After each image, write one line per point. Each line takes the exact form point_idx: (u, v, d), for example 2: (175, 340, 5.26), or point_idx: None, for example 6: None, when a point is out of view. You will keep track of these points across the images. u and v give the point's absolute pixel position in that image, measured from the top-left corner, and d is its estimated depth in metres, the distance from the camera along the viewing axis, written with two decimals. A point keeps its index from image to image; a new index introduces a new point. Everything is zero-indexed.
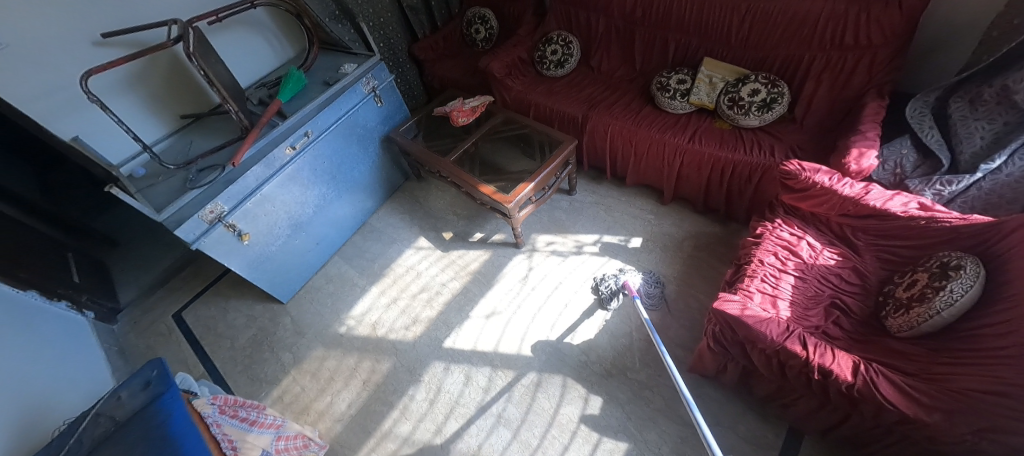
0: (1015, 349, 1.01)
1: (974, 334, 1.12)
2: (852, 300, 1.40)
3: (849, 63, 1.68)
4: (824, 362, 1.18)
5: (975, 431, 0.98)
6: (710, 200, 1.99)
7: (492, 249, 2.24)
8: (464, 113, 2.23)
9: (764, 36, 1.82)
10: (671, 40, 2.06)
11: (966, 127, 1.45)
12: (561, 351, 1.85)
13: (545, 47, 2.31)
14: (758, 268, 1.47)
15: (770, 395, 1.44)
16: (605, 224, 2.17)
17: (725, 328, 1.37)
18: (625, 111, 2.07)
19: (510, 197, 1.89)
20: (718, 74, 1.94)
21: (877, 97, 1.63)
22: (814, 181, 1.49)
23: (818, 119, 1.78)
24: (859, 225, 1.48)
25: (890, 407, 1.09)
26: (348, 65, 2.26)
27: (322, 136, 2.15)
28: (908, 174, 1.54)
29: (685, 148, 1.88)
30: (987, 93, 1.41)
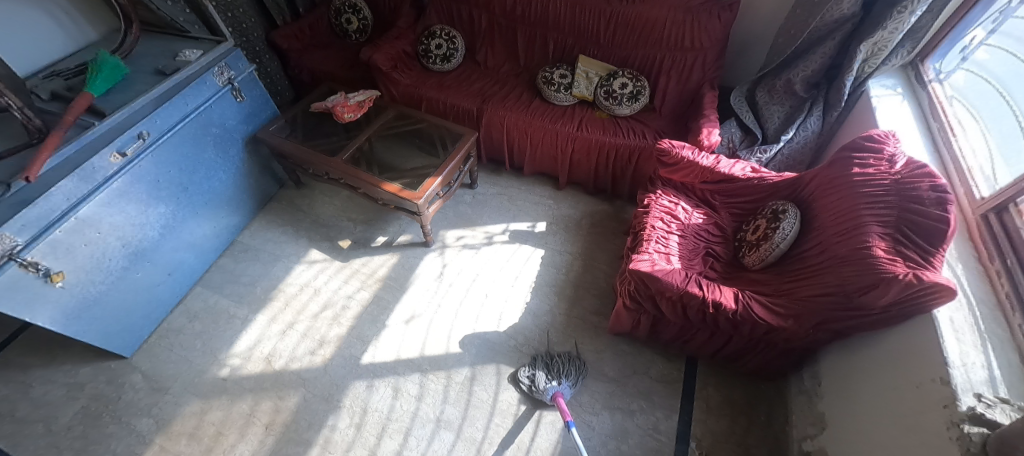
0: (827, 260, 1.38)
1: (801, 256, 1.51)
2: (719, 248, 1.75)
3: (690, 62, 2.06)
4: (715, 296, 1.45)
5: (815, 325, 1.37)
6: (599, 182, 2.23)
7: (399, 252, 2.12)
8: (350, 109, 2.04)
9: (625, 36, 2.11)
10: (550, 38, 2.24)
11: (769, 111, 1.95)
12: (490, 341, 1.83)
13: (428, 40, 2.27)
14: (652, 232, 1.70)
15: (675, 337, 1.69)
16: (510, 213, 2.25)
17: (639, 284, 1.55)
18: (516, 103, 2.17)
19: (418, 192, 1.79)
20: (592, 69, 2.18)
21: (710, 87, 2.06)
22: (682, 156, 1.82)
23: (672, 107, 2.16)
24: (715, 188, 1.84)
25: (761, 322, 1.40)
26: (189, 51, 1.87)
27: (164, 138, 1.72)
28: (737, 147, 1.98)
29: (575, 136, 2.06)
30: (778, 84, 1.91)
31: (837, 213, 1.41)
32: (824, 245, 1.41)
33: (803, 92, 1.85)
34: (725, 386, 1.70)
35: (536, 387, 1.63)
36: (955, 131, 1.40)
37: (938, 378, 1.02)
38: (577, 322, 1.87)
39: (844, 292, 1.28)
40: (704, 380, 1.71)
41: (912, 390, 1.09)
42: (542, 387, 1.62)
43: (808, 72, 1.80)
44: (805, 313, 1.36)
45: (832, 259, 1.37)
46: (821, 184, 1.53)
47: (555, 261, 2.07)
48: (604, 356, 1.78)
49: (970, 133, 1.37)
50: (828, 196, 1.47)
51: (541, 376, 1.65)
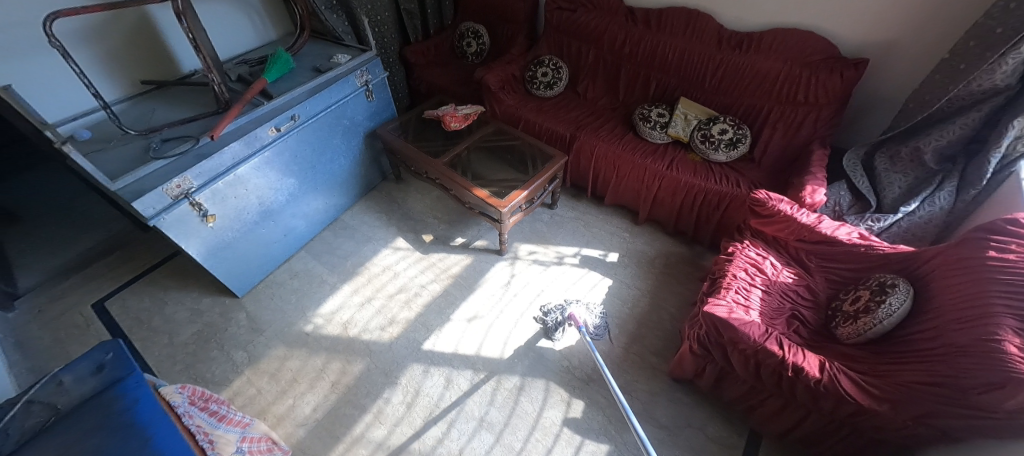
0: (943, 348, 1.22)
1: (908, 338, 1.35)
2: (807, 312, 1.60)
3: (800, 117, 1.98)
4: (797, 360, 1.33)
5: (915, 418, 1.20)
6: (680, 224, 2.19)
7: (474, 255, 2.25)
8: (457, 119, 2.27)
9: (732, 84, 2.09)
10: (653, 78, 2.29)
11: (888, 178, 1.79)
12: (543, 356, 1.86)
13: (536, 68, 2.45)
14: (732, 281, 1.62)
15: (739, 397, 1.56)
16: (584, 238, 2.29)
17: (710, 330, 1.49)
18: (610, 135, 2.24)
19: (504, 201, 1.90)
20: (692, 112, 2.19)
21: (820, 144, 1.95)
22: (779, 209, 1.73)
23: (773, 160, 2.06)
24: (811, 249, 1.71)
25: (849, 399, 1.26)
26: (341, 55, 2.23)
27: (309, 122, 2.05)
28: (845, 211, 1.84)
29: (664, 174, 2.06)
30: (904, 151, 1.75)
31: (961, 297, 1.25)
32: (940, 331, 1.26)
33: (935, 165, 1.68)
34: None
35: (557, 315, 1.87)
36: None
37: None
38: (633, 358, 1.83)
39: (959, 384, 1.14)
40: (766, 453, 1.56)
41: None
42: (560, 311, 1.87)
43: (942, 142, 1.63)
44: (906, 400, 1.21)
45: (949, 348, 1.21)
46: (943, 263, 1.36)
47: (621, 293, 2.05)
48: (657, 400, 1.71)
49: None
50: (951, 277, 1.31)
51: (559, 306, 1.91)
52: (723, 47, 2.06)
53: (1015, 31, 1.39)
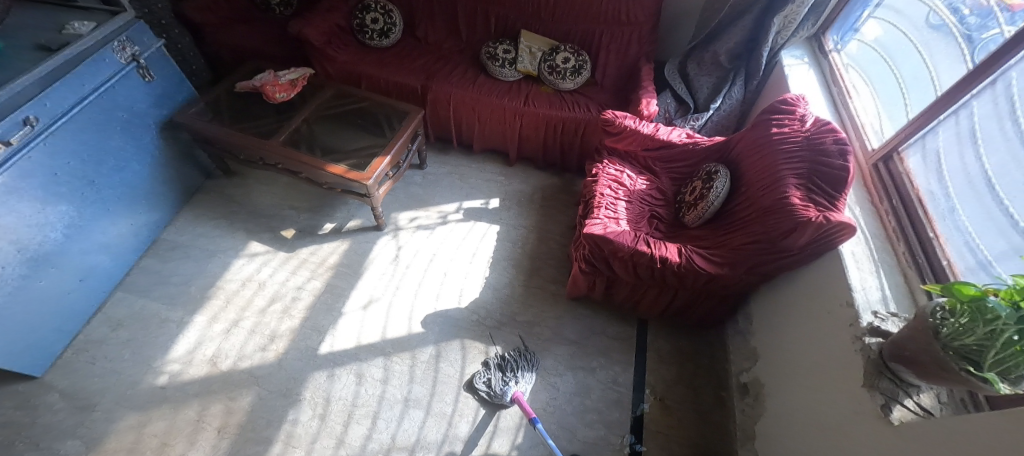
0: (754, 208, 1.42)
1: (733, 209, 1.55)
2: (662, 211, 1.75)
3: (626, 37, 2.15)
4: (662, 252, 1.46)
5: (748, 268, 1.41)
6: (549, 156, 2.28)
7: (350, 237, 2.04)
8: (282, 87, 1.91)
9: (565, 12, 2.14)
10: (491, 14, 2.22)
11: (698, 81, 2.07)
12: (452, 318, 1.83)
13: (363, 14, 2.17)
14: (601, 200, 1.68)
15: (627, 297, 1.73)
16: (461, 191, 2.24)
17: (592, 248, 1.54)
18: (462, 80, 2.14)
19: (367, 173, 1.71)
20: (535, 45, 2.20)
21: (645, 60, 2.17)
22: (625, 124, 1.85)
23: (613, 81, 2.25)
24: (655, 156, 1.86)
25: (701, 271, 1.43)
26: (76, 23, 1.58)
27: (60, 125, 1.49)
28: (672, 115, 2.08)
29: (523, 111, 2.08)
30: (706, 56, 2.03)
31: (762, 165, 1.46)
32: (752, 196, 1.46)
33: (728, 64, 2.00)
34: (674, 337, 1.84)
35: (495, 391, 1.60)
36: (852, 94, 1.59)
37: (844, 301, 1.13)
38: (536, 292, 1.93)
39: (769, 235, 1.33)
40: (656, 334, 1.84)
41: (825, 317, 1.19)
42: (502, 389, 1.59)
43: (730, 44, 1.93)
44: (735, 259, 1.41)
45: (758, 208, 1.40)
46: (748, 141, 1.57)
47: (510, 235, 2.10)
48: (564, 321, 1.85)
49: (863, 95, 1.56)
50: (753, 151, 1.52)
51: (497, 378, 1.62)
52: None
53: None
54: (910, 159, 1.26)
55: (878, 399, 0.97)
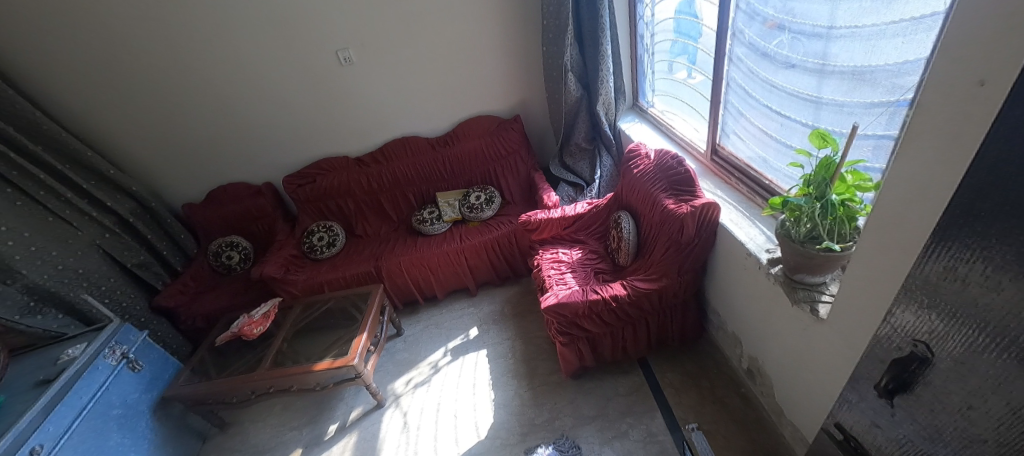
0: (654, 227, 1.74)
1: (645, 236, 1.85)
2: (602, 265, 2.01)
3: (514, 162, 2.70)
4: (610, 292, 1.71)
5: (681, 270, 1.67)
6: (500, 272, 2.56)
7: (355, 429, 1.99)
8: (257, 323, 2.06)
9: (461, 166, 2.69)
10: (408, 192, 2.71)
11: (579, 166, 2.57)
12: (480, 453, 1.78)
13: (310, 237, 2.57)
14: (550, 279, 1.92)
15: (613, 349, 1.88)
16: (442, 336, 2.37)
17: (558, 317, 1.74)
18: (403, 248, 2.50)
19: (350, 355, 1.84)
20: (450, 198, 2.66)
21: (534, 170, 2.69)
22: (539, 218, 2.21)
23: (521, 196, 2.73)
24: (575, 228, 2.19)
25: (646, 291, 1.68)
26: (72, 348, 1.75)
27: (61, 446, 1.53)
28: (575, 195, 2.51)
29: (460, 247, 2.42)
30: (571, 149, 2.58)
31: (643, 195, 1.83)
32: (649, 220, 1.79)
33: (590, 145, 2.53)
34: (676, 365, 1.94)
35: None
36: (675, 126, 2.11)
37: (746, 253, 1.39)
38: (543, 388, 1.99)
39: (674, 238, 1.62)
40: (660, 371, 1.94)
41: (746, 272, 1.43)
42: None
43: (583, 134, 2.49)
44: (666, 269, 1.67)
45: (656, 225, 1.72)
46: (628, 184, 1.96)
47: (498, 352, 2.21)
48: (578, 401, 1.90)
49: (681, 124, 2.09)
50: (634, 189, 1.90)
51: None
52: (436, 149, 2.67)
53: (557, 71, 2.34)
54: (727, 145, 1.69)
55: (806, 307, 1.16)
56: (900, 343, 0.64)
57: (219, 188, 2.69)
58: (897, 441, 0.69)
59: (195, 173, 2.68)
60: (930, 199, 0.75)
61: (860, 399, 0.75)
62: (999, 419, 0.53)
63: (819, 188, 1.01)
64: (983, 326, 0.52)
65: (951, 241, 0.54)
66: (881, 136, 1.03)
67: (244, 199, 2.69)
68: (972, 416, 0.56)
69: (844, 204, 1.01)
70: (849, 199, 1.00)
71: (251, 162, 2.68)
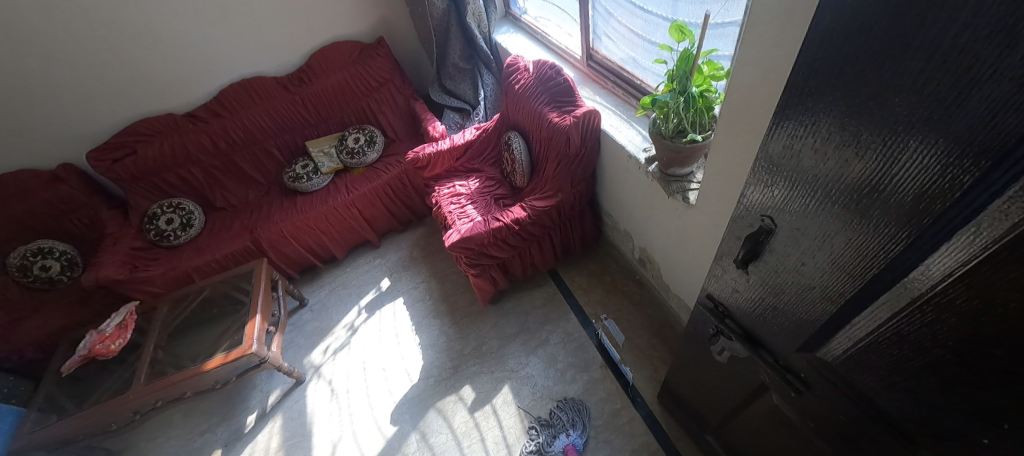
0: (543, 143, 1.73)
1: (535, 155, 1.84)
2: (501, 190, 1.98)
3: (388, 94, 2.45)
4: (511, 216, 1.71)
5: (574, 182, 1.72)
6: (399, 217, 2.43)
7: (280, 410, 1.89)
8: (111, 337, 1.75)
9: (328, 107, 2.37)
10: (272, 147, 2.36)
11: (461, 89, 2.40)
12: (415, 396, 1.81)
13: (155, 222, 2.16)
14: (450, 215, 1.86)
15: (523, 268, 1.94)
16: (352, 295, 2.26)
17: (465, 251, 1.72)
18: (283, 212, 2.23)
19: (247, 343, 1.67)
20: (324, 146, 2.38)
21: (414, 100, 2.48)
22: (427, 153, 2.08)
23: (404, 130, 2.52)
24: (467, 157, 2.10)
25: (543, 209, 1.71)
26: None
27: None
28: (462, 121, 2.38)
29: (350, 199, 2.23)
30: (449, 70, 2.39)
31: (527, 113, 1.79)
32: (537, 137, 1.77)
33: (467, 64, 2.35)
34: (581, 270, 2.08)
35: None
36: (549, 33, 2.03)
37: (628, 157, 1.45)
38: (464, 320, 2.03)
39: (563, 153, 1.62)
40: (568, 278, 2.07)
41: (629, 175, 1.51)
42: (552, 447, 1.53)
43: (458, 51, 2.29)
44: (560, 184, 1.70)
45: (544, 141, 1.71)
46: (512, 103, 1.89)
47: (414, 296, 2.18)
48: (499, 323, 1.98)
49: (554, 29, 2.01)
50: (518, 107, 1.84)
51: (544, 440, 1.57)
52: (292, 90, 2.29)
53: None
54: (599, 48, 1.67)
55: (679, 198, 1.26)
56: (752, 219, 0.68)
57: None
58: (749, 302, 0.79)
59: None
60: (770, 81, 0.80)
61: (721, 275, 0.85)
62: (823, 273, 0.59)
63: (681, 82, 1.04)
64: (813, 193, 0.55)
65: (787, 119, 0.54)
66: (728, 24, 1.07)
67: (36, 190, 2.09)
68: (804, 271, 0.62)
69: (703, 95, 1.06)
70: (706, 90, 1.05)
71: (42, 141, 2.11)
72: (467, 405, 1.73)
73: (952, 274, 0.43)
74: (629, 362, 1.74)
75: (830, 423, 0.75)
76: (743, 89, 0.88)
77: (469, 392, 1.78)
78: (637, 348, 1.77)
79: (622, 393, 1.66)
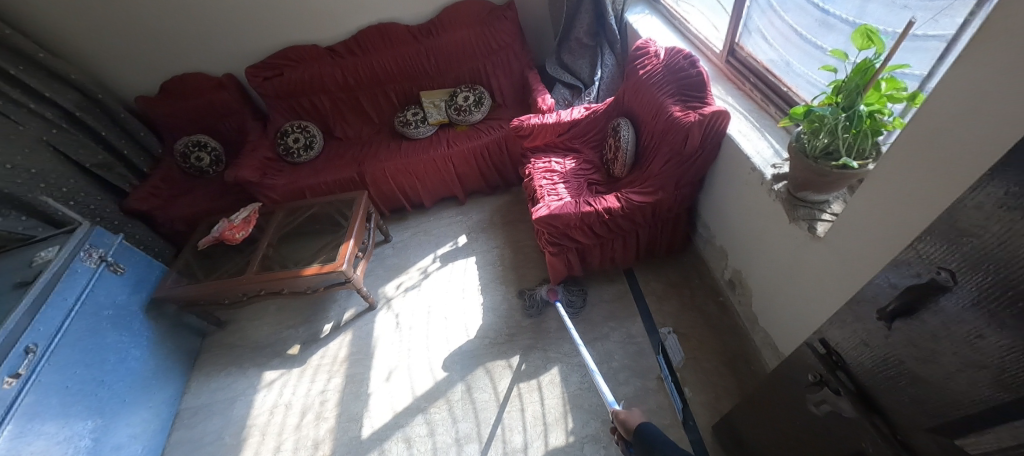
0: (656, 137, 1.63)
1: (643, 148, 1.75)
2: (596, 176, 1.92)
3: (505, 59, 2.45)
4: (604, 204, 1.65)
5: (679, 184, 1.61)
6: (489, 180, 2.47)
7: (351, 328, 2.06)
8: (238, 227, 2.00)
9: (446, 61, 2.43)
10: (389, 90, 2.48)
11: (579, 65, 2.33)
12: (469, 351, 1.88)
13: (286, 139, 2.40)
14: (542, 189, 1.85)
15: (601, 260, 1.90)
16: (431, 243, 2.36)
17: (550, 229, 1.71)
18: (387, 152, 2.36)
19: (338, 261, 1.82)
20: (435, 98, 2.46)
21: (529, 69, 2.46)
22: (531, 123, 2.06)
23: (512, 97, 2.53)
24: (569, 136, 2.06)
25: (639, 204, 1.63)
26: (44, 250, 1.64)
27: (57, 343, 1.50)
28: (571, 99, 2.32)
29: (448, 153, 2.30)
30: (571, 44, 2.32)
31: (646, 102, 1.69)
32: (651, 130, 1.67)
33: (591, 41, 2.27)
34: (660, 276, 1.98)
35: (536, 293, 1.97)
36: (689, 20, 1.89)
37: (752, 169, 1.31)
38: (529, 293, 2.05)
39: (677, 151, 1.52)
40: (644, 280, 1.99)
41: (747, 189, 1.37)
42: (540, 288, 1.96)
43: (585, 26, 2.22)
44: (663, 183, 1.61)
45: (658, 135, 1.62)
46: (631, 88, 1.80)
47: (486, 258, 2.23)
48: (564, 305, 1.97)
49: (695, 17, 1.87)
50: (638, 94, 1.75)
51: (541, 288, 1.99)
52: (418, 39, 2.38)
53: None
54: (746, 44, 1.52)
55: (803, 225, 1.13)
56: (921, 270, 0.58)
57: (173, 79, 2.42)
58: (879, 359, 0.69)
59: (144, 60, 2.40)
60: (978, 113, 0.66)
61: (849, 322, 0.74)
62: (1010, 355, 0.49)
63: (849, 97, 0.90)
64: None
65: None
66: (933, 37, 0.90)
67: (203, 92, 2.44)
68: (980, 345, 0.52)
69: (872, 116, 0.90)
70: (878, 111, 0.89)
71: (209, 50, 2.40)
72: (516, 374, 1.76)
73: None
74: (690, 380, 1.64)
75: None
76: (934, 117, 0.74)
77: (521, 362, 1.80)
78: (702, 370, 1.66)
79: (674, 411, 1.59)
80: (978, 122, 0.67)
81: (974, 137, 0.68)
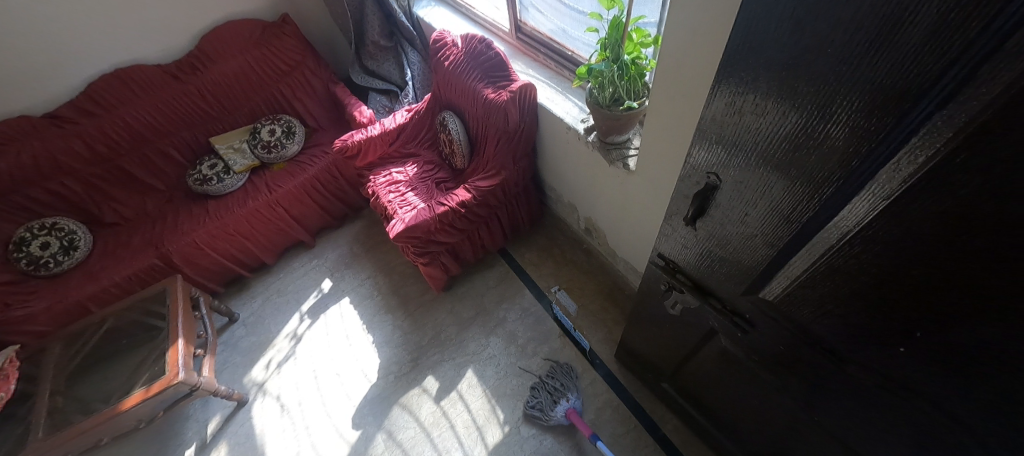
0: (481, 121, 1.69)
1: (473, 135, 1.80)
2: (440, 173, 1.93)
3: (302, 79, 2.25)
4: (457, 199, 1.66)
5: (516, 159, 1.70)
6: (333, 211, 2.28)
7: (224, 437, 1.74)
8: None
9: (232, 96, 2.15)
10: (167, 146, 2.09)
11: (385, 69, 2.26)
12: (375, 397, 1.75)
13: (26, 247, 1.84)
14: (391, 205, 1.78)
15: (473, 251, 1.93)
16: (291, 302, 2.10)
17: (413, 240, 1.66)
18: (198, 219, 2.00)
19: (171, 373, 1.49)
20: (234, 142, 2.16)
21: (333, 83, 2.31)
22: (357, 140, 1.94)
23: (326, 118, 2.35)
24: (401, 142, 2.00)
25: (487, 189, 1.68)
26: None
27: None
28: (391, 105, 2.25)
29: (275, 197, 2.05)
30: (370, 49, 2.24)
31: (461, 91, 1.73)
32: (474, 116, 1.72)
33: (388, 42, 2.21)
34: (530, 245, 2.10)
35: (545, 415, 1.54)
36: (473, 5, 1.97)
37: (568, 129, 1.45)
38: (417, 310, 1.98)
39: (504, 130, 1.59)
40: (518, 254, 2.09)
41: (570, 147, 1.52)
42: (552, 411, 1.52)
43: (377, 28, 2.15)
44: (501, 162, 1.68)
45: (482, 120, 1.67)
46: (443, 81, 1.82)
47: (360, 294, 2.08)
48: (455, 307, 1.96)
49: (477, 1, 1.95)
50: (451, 85, 1.77)
51: (545, 400, 1.57)
52: (184, 78, 2.03)
53: None
54: (528, 19, 1.65)
55: (619, 165, 1.31)
56: (699, 177, 0.72)
57: None
58: (697, 255, 0.84)
59: None
60: (702, 42, 0.83)
61: (670, 233, 0.89)
62: (766, 221, 0.63)
63: (613, 50, 1.06)
64: (756, 148, 0.58)
65: (728, 80, 0.56)
66: None
67: None
68: (747, 221, 0.67)
69: (635, 63, 1.09)
70: (637, 57, 1.07)
71: None
72: (433, 396, 1.71)
73: (876, 210, 0.48)
74: (585, 327, 1.80)
75: (774, 355, 0.82)
76: (676, 51, 0.90)
77: (434, 382, 1.75)
78: (592, 314, 1.83)
79: (582, 359, 1.72)
80: (704, 48, 0.84)
81: (704, 61, 0.86)
